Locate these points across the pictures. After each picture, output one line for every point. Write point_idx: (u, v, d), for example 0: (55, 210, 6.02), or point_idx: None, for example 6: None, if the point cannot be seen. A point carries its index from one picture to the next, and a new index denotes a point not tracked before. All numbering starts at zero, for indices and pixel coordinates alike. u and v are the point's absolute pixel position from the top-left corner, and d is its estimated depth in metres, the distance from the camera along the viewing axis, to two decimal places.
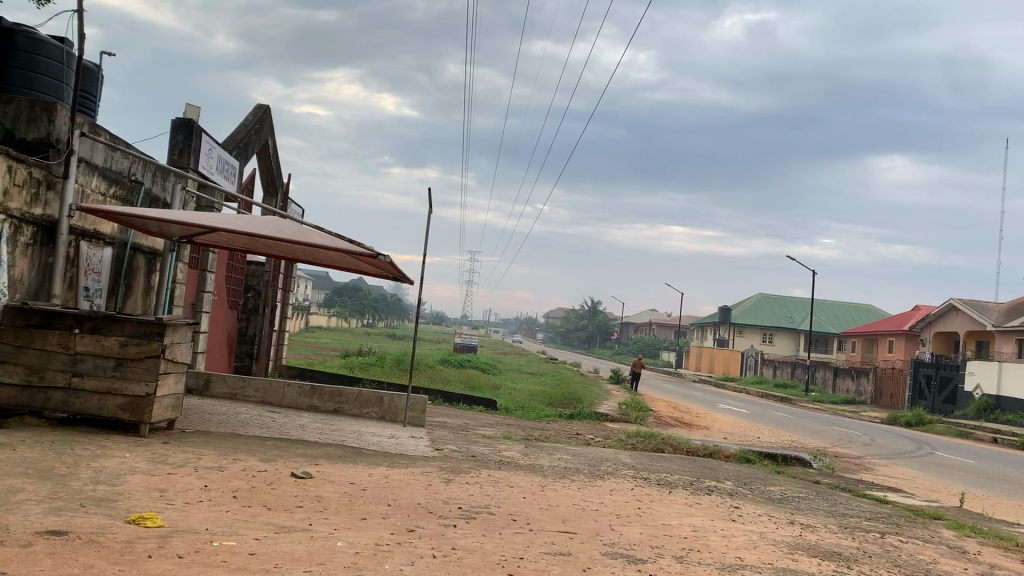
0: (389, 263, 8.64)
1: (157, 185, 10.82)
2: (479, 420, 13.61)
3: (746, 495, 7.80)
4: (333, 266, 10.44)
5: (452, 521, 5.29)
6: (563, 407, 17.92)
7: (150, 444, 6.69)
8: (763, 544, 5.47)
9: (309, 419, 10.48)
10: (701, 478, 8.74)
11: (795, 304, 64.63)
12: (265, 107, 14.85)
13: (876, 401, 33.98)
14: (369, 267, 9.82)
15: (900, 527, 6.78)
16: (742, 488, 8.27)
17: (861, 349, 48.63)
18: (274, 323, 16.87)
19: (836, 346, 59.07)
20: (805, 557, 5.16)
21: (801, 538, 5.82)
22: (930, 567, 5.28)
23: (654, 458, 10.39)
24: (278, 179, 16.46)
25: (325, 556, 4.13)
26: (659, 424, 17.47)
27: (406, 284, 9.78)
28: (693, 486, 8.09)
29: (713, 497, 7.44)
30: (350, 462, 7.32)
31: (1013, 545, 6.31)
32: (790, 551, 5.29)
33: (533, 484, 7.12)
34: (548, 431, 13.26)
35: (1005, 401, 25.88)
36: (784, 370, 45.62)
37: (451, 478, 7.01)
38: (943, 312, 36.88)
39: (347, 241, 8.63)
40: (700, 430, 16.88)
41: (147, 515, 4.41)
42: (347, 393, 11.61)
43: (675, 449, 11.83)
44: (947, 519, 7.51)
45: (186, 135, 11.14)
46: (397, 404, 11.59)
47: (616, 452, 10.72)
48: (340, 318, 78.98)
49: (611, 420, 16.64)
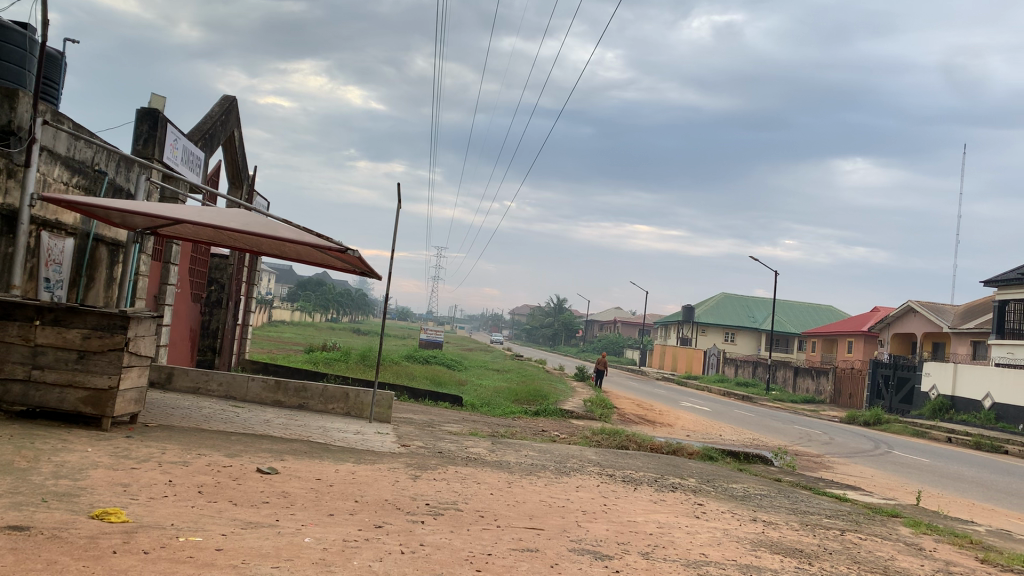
0: (358, 258, 8.61)
1: (121, 176, 10.66)
2: (445, 417, 13.62)
3: (709, 491, 7.92)
4: (299, 260, 10.38)
5: (420, 517, 5.30)
6: (530, 404, 17.98)
7: (113, 438, 6.58)
8: (727, 541, 5.55)
9: (273, 414, 10.41)
10: (665, 475, 8.85)
11: (757, 304, 65.43)
12: (231, 98, 14.65)
13: (835, 400, 34.54)
14: (335, 262, 9.79)
15: (859, 524, 6.92)
16: (705, 485, 8.38)
17: (821, 349, 49.37)
18: (237, 317, 16.68)
19: (797, 346, 59.91)
20: (767, 554, 5.25)
21: (763, 535, 5.91)
22: (888, 563, 5.40)
23: (619, 455, 10.48)
24: (243, 171, 16.28)
25: (293, 552, 4.12)
26: (624, 421, 17.62)
27: (374, 279, 9.78)
28: (657, 482, 8.18)
29: (677, 494, 7.54)
30: (317, 458, 7.27)
31: (967, 543, 6.48)
32: (753, 548, 5.38)
33: (500, 481, 7.14)
34: (515, 427, 13.33)
35: (959, 401, 26.50)
36: (746, 369, 46.22)
37: (418, 475, 7.01)
38: (900, 314, 37.51)
39: (314, 235, 8.58)
40: (663, 427, 17.12)
41: (111, 511, 4.36)
42: (312, 389, 11.48)
43: (640, 446, 11.96)
44: (903, 516, 7.69)
45: (151, 126, 10.98)
46: (362, 400, 11.55)
47: (582, 449, 10.79)
48: (303, 313, 78.47)
49: (577, 416, 16.76)
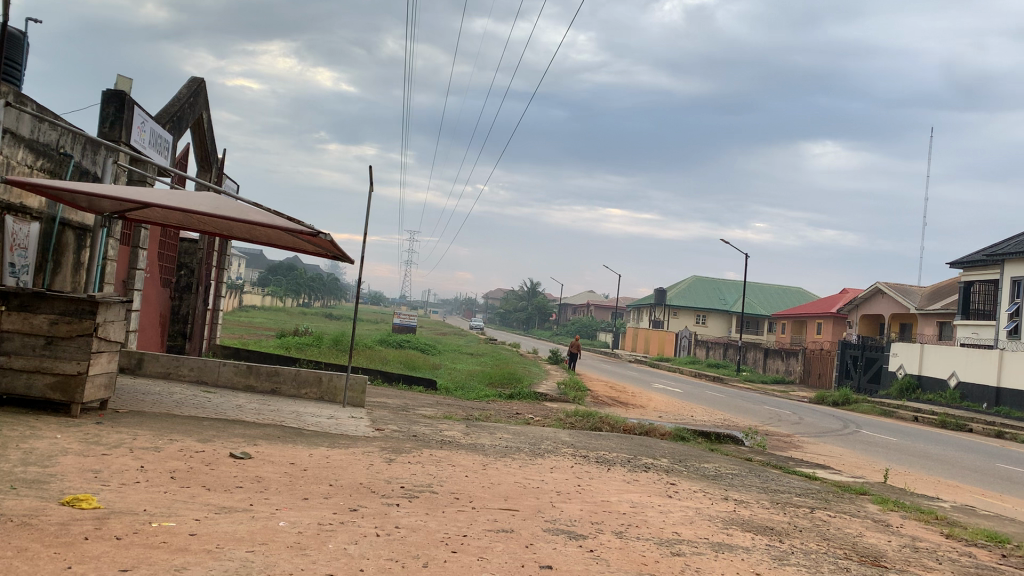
0: (329, 241, 8.54)
1: (87, 159, 10.49)
2: (419, 401, 13.62)
3: (681, 471, 8.01)
4: (271, 244, 10.29)
5: (395, 500, 5.30)
6: (503, 387, 18.03)
7: (82, 424, 6.50)
8: (698, 519, 5.62)
9: (246, 399, 10.34)
10: (638, 455, 8.93)
11: (728, 286, 65.98)
12: (199, 80, 14.43)
13: (804, 381, 35.02)
14: (306, 246, 9.72)
15: (828, 501, 7.03)
16: (677, 465, 8.47)
17: (790, 331, 49.96)
18: (207, 302, 16.51)
19: (767, 328, 60.52)
20: (737, 531, 5.32)
21: (734, 513, 5.99)
22: (857, 540, 5.50)
23: (592, 437, 10.56)
24: (212, 154, 16.08)
25: (267, 536, 4.11)
26: (597, 403, 17.76)
27: (346, 263, 9.73)
28: (630, 463, 8.25)
29: (650, 474, 7.61)
30: (290, 443, 7.23)
31: (933, 518, 6.61)
32: (724, 526, 5.44)
33: (475, 463, 7.16)
34: (489, 410, 13.37)
35: (926, 380, 26.98)
36: (717, 351, 46.67)
37: (392, 458, 7.00)
38: (869, 296, 38.02)
39: (285, 218, 8.49)
40: (636, 409, 17.26)
41: (82, 497, 4.32)
42: (284, 373, 11.42)
43: (613, 427, 12.04)
44: (871, 493, 7.82)
45: (118, 108, 10.79)
46: (335, 384, 11.50)
47: (555, 431, 10.86)
48: (274, 298, 77.86)
49: (550, 399, 16.84)
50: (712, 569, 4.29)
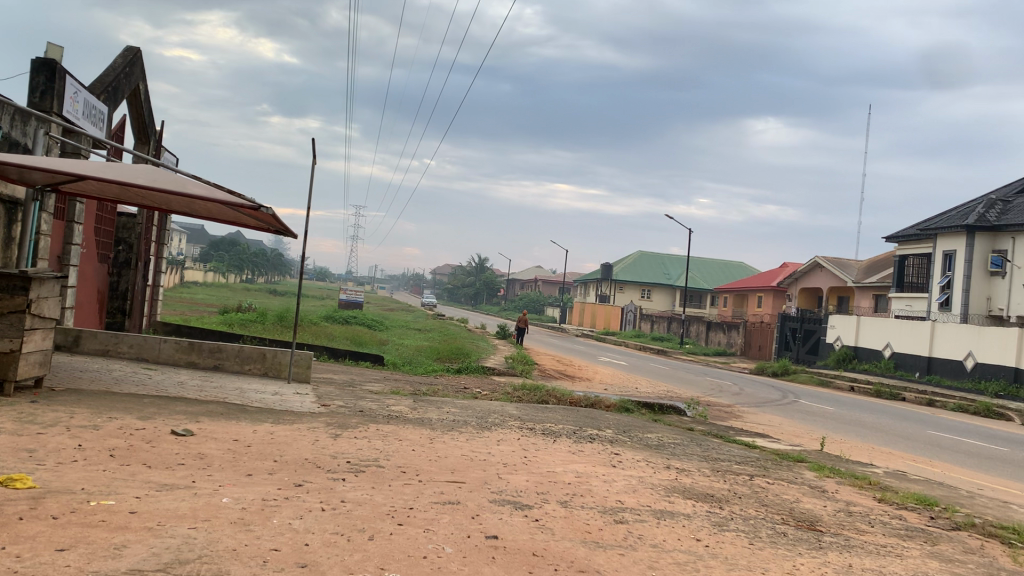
0: (271, 215, 8.41)
1: (16, 130, 10.12)
2: (365, 376, 13.57)
3: (625, 442, 8.14)
4: (212, 218, 10.09)
5: (340, 474, 5.29)
6: (451, 362, 18.05)
7: (16, 403, 6.33)
8: (641, 488, 5.73)
9: (188, 376, 10.17)
10: (583, 426, 9.05)
11: (673, 261, 66.83)
12: (135, 49, 13.99)
13: (746, 353, 35.76)
14: (248, 220, 9.55)
15: (767, 469, 7.22)
16: (622, 436, 8.60)
17: (733, 304, 50.88)
18: (147, 277, 16.14)
19: (710, 302, 61.52)
20: (680, 499, 5.44)
21: (676, 481, 6.12)
22: (793, 505, 5.67)
23: (538, 410, 10.66)
24: (150, 126, 15.66)
25: (210, 512, 4.07)
26: (544, 377, 17.92)
27: (289, 238, 9.59)
28: (575, 434, 8.36)
29: (595, 444, 7.72)
30: (233, 419, 7.15)
31: (866, 484, 6.85)
32: (666, 494, 5.56)
33: (421, 437, 7.17)
34: (436, 385, 13.39)
35: (862, 351, 27.79)
36: (662, 325, 47.36)
37: (338, 433, 6.98)
38: (808, 270, 38.87)
39: (226, 192, 8.33)
40: (582, 382, 17.47)
41: (16, 477, 4.21)
42: (227, 349, 11.25)
43: (559, 400, 12.16)
44: (808, 461, 8.05)
45: (48, 77, 10.42)
46: (280, 360, 11.37)
47: (501, 404, 10.92)
48: (216, 273, 76.43)
49: (497, 373, 16.93)
50: (655, 536, 4.38)
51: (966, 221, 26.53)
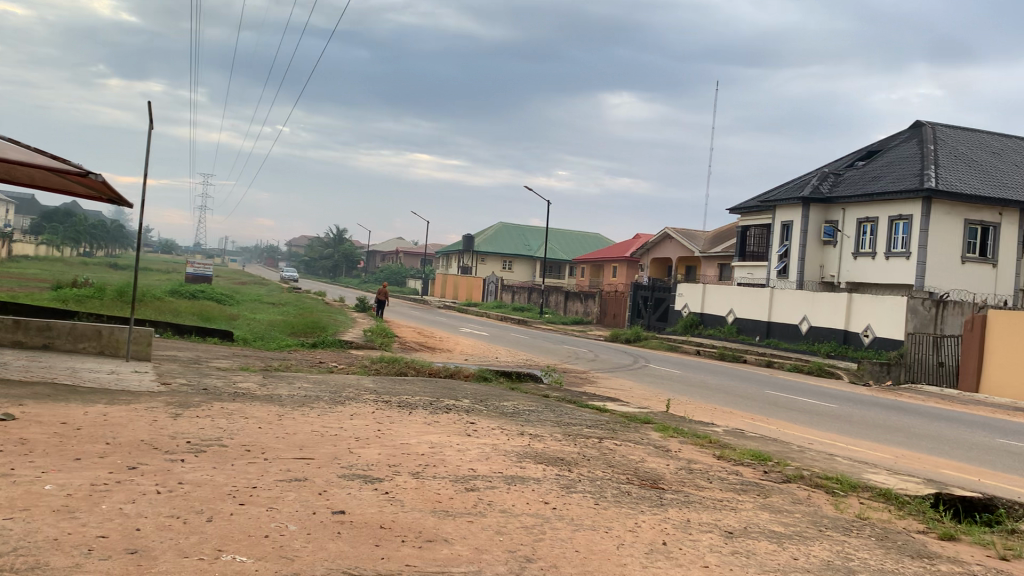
0: (103, 183, 7.86)
1: None
2: (214, 353, 13.02)
3: (480, 411, 8.19)
4: (36, 186, 9.34)
5: (180, 455, 5.04)
6: (306, 336, 17.61)
7: None
8: (493, 455, 5.78)
9: (12, 356, 9.42)
10: (439, 397, 9.04)
11: (532, 232, 67.77)
12: None
13: (601, 321, 36.86)
14: (77, 187, 8.90)
15: (616, 431, 7.46)
16: (477, 405, 8.65)
17: (589, 274, 52.24)
18: None
19: (568, 272, 62.91)
20: (530, 464, 5.53)
21: (528, 447, 6.20)
22: (638, 465, 5.88)
23: (395, 382, 10.57)
24: None
25: (29, 501, 3.77)
26: (403, 349, 17.82)
27: (124, 207, 9.01)
28: (431, 405, 8.33)
29: (450, 415, 7.73)
30: (63, 401, 6.68)
31: (707, 442, 7.19)
32: (518, 460, 5.63)
33: (270, 414, 6.93)
34: (289, 360, 13.02)
35: (707, 317, 29.22)
36: (521, 295, 48.06)
37: (180, 413, 6.65)
38: (659, 240, 40.37)
39: (50, 157, 7.71)
40: (442, 353, 17.49)
41: None
42: (57, 327, 10.49)
43: (417, 371, 12.11)
44: (655, 422, 8.38)
45: None
46: (117, 337, 10.71)
47: (357, 378, 10.76)
48: (49, 246, 71.20)
49: (355, 346, 16.67)
50: (504, 501, 4.42)
51: (801, 193, 28.22)
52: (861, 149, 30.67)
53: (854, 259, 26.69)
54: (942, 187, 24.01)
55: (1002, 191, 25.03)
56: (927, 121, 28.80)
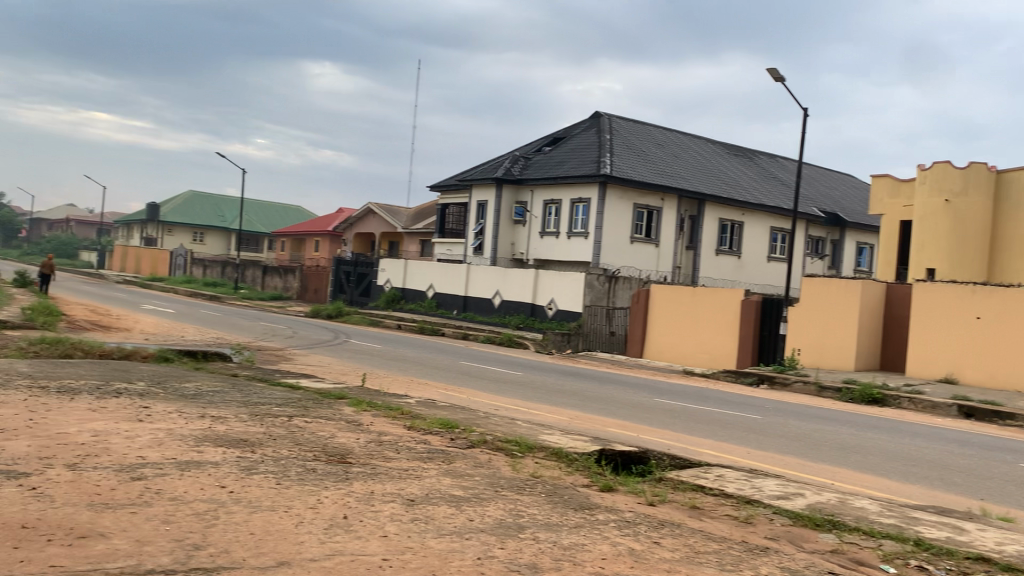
0: None
1: None
2: None
3: (158, 393, 7.61)
4: None
5: None
6: None
7: None
8: (169, 440, 5.40)
9: None
10: (110, 381, 8.26)
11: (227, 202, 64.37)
12: None
13: (301, 297, 36.05)
14: None
15: (306, 408, 7.31)
16: (154, 387, 8.03)
17: (289, 249, 50.80)
18: None
19: (267, 246, 60.67)
20: (210, 447, 5.24)
21: (209, 429, 5.88)
22: (327, 441, 5.81)
23: (58, 366, 9.49)
24: None
25: None
26: (71, 328, 16.06)
27: None
28: (100, 389, 7.59)
29: (121, 399, 7.09)
30: None
31: (398, 414, 7.30)
32: (196, 443, 5.31)
33: None
34: None
35: (407, 292, 29.74)
36: (215, 269, 45.53)
37: None
38: (360, 215, 40.28)
39: None
40: (118, 332, 16.04)
41: None
42: None
43: (86, 353, 10.98)
44: (348, 397, 8.34)
45: None
46: None
47: (10, 362, 9.50)
48: None
49: (10, 326, 14.73)
50: (175, 488, 4.14)
51: (494, 173, 29.57)
52: (547, 135, 32.85)
53: (541, 238, 28.60)
54: (616, 174, 26.45)
55: (664, 179, 28.15)
56: (605, 112, 31.48)
